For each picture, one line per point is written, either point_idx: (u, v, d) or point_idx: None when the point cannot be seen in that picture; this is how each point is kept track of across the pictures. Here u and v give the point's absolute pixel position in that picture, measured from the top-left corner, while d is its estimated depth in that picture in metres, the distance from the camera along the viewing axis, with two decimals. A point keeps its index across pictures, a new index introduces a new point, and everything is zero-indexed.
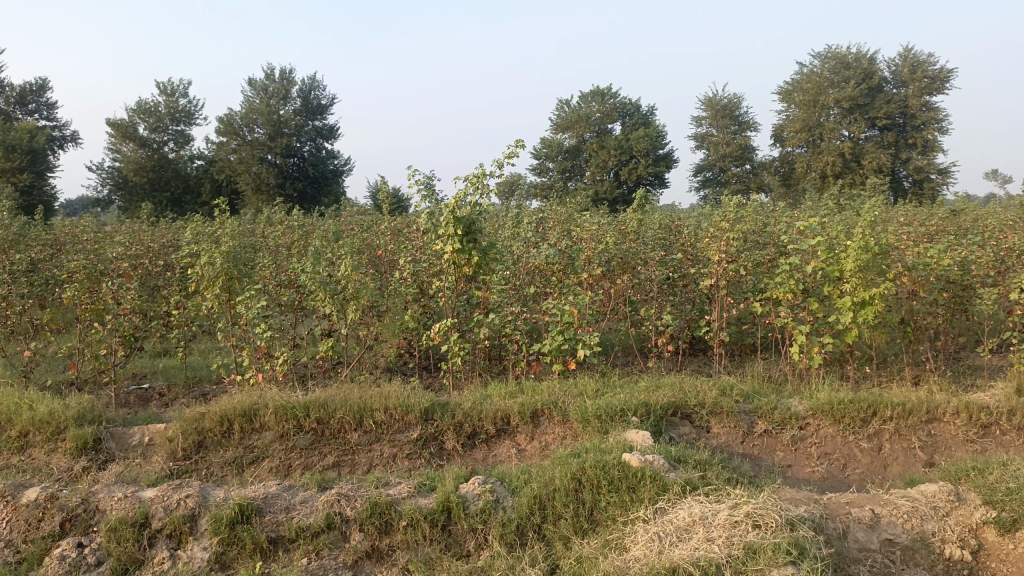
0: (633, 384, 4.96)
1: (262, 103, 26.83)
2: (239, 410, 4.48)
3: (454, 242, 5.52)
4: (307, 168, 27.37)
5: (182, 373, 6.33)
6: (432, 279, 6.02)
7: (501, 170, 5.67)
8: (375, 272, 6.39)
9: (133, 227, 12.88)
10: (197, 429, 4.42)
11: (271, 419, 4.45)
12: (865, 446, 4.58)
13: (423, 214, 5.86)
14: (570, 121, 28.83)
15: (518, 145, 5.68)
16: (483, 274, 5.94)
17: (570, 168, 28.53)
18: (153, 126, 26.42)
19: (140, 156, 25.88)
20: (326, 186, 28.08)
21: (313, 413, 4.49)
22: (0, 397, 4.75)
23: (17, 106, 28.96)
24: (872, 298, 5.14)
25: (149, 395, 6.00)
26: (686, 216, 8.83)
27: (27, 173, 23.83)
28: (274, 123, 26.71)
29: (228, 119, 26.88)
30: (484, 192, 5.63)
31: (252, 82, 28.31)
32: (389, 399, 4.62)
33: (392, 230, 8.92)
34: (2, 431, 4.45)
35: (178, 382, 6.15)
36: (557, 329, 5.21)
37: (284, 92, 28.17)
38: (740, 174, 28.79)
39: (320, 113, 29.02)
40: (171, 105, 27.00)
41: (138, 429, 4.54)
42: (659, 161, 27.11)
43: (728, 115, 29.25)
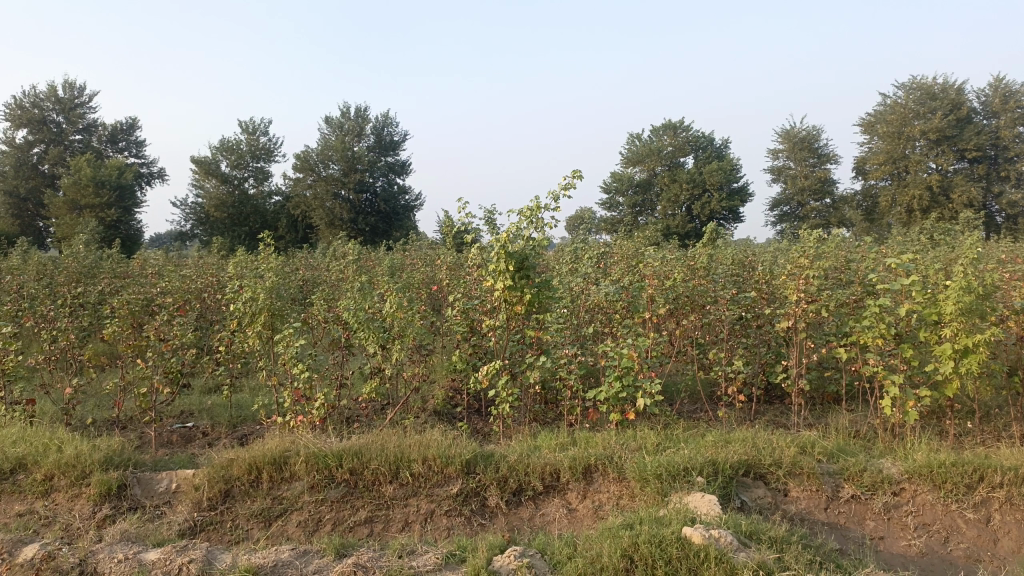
0: (699, 439, 4.45)
1: (337, 140, 27.40)
2: (269, 457, 4.20)
3: (505, 278, 5.16)
4: (380, 203, 27.61)
5: (227, 412, 6.14)
6: (483, 317, 5.67)
7: (557, 202, 5.29)
8: (426, 309, 6.09)
9: (202, 260, 13.06)
10: (224, 477, 4.16)
11: (301, 468, 4.15)
12: (970, 516, 3.90)
13: (474, 249, 5.53)
14: (640, 154, 28.42)
15: (575, 175, 5.29)
16: (537, 312, 5.56)
17: (641, 203, 27.99)
18: (234, 163, 27.28)
19: (221, 192, 26.70)
20: (398, 220, 28.20)
21: (346, 463, 4.17)
22: (34, 437, 4.62)
23: (110, 145, 30.48)
24: (977, 345, 4.50)
25: (192, 434, 5.82)
26: (761, 252, 8.24)
27: (116, 209, 24.84)
28: (348, 159, 27.18)
29: (304, 155, 27.56)
30: (539, 226, 5.26)
31: (328, 120, 29.01)
32: (429, 449, 4.27)
33: (450, 264, 8.67)
34: (30, 472, 4.28)
35: (221, 422, 5.96)
36: (615, 374, 4.76)
37: (357, 129, 28.70)
38: (819, 208, 27.62)
39: (393, 149, 29.43)
40: (252, 143, 27.92)
41: (165, 475, 4.31)
42: (733, 195, 26.33)
43: (806, 148, 28.28)
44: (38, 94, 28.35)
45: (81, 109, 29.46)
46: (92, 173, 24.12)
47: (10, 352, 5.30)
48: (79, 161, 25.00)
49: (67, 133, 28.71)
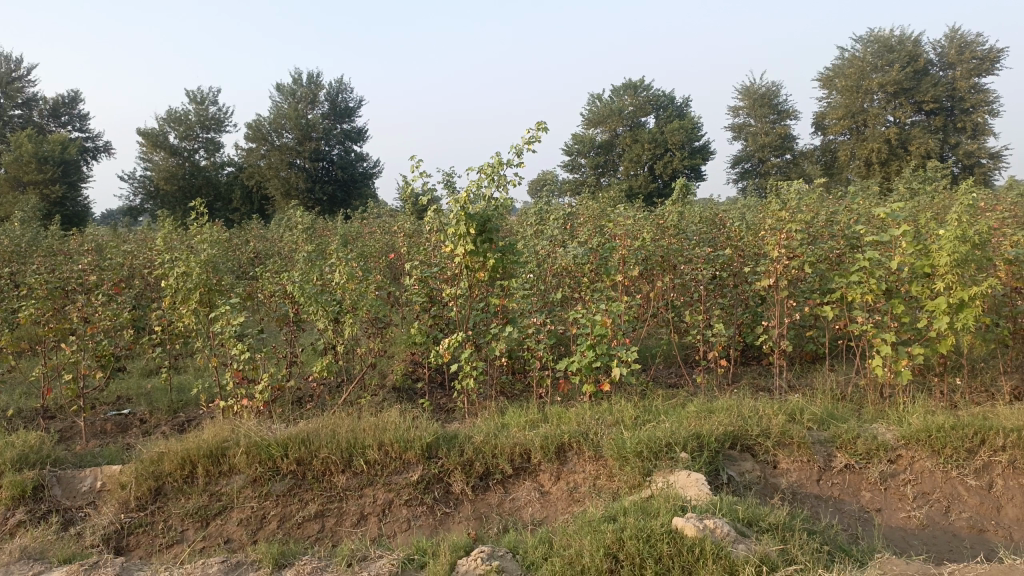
0: (679, 410, 4.11)
1: (290, 107, 26.38)
2: (205, 449, 3.75)
3: (465, 243, 4.71)
4: (338, 171, 26.75)
5: (167, 396, 5.66)
6: (442, 285, 5.23)
7: (520, 157, 4.84)
8: (380, 278, 5.63)
9: (147, 234, 12.33)
10: (154, 473, 3.70)
11: (241, 461, 3.70)
12: (971, 483, 3.65)
13: (431, 211, 5.07)
14: (602, 115, 27.99)
15: (540, 127, 4.84)
16: (500, 278, 5.14)
17: (603, 164, 27.55)
18: (183, 133, 26.14)
19: (171, 164, 25.59)
20: (357, 188, 27.38)
21: (292, 452, 3.73)
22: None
23: (50, 118, 29.01)
24: (972, 298, 4.22)
25: (129, 423, 5.34)
26: (731, 209, 7.88)
27: (60, 184, 23.64)
28: (302, 126, 26.20)
29: (256, 123, 26.54)
30: (501, 184, 4.82)
31: (280, 86, 27.93)
32: (384, 433, 3.86)
33: (407, 230, 8.19)
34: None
35: (160, 407, 5.49)
36: (587, 343, 4.37)
37: (311, 95, 27.67)
38: (780, 165, 27.47)
39: (349, 115, 28.46)
40: (201, 112, 26.80)
41: (90, 472, 3.82)
42: (695, 153, 26.08)
43: (767, 104, 28.07)
44: None
45: (18, 79, 27.84)
46: (34, 148, 22.86)
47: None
48: (17, 136, 23.68)
49: (4, 106, 27.20)
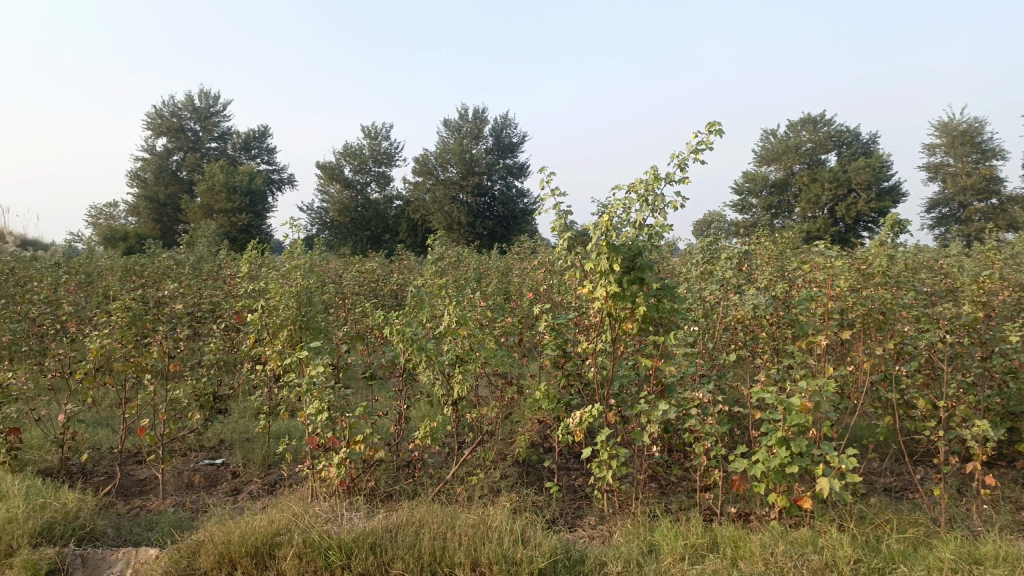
0: (922, 555, 2.72)
1: (455, 143, 26.55)
2: (249, 546, 2.84)
3: (609, 284, 3.59)
4: (497, 206, 26.33)
5: (264, 447, 4.93)
6: (580, 338, 4.12)
7: (684, 170, 3.70)
8: (507, 323, 4.62)
9: None
10: (186, 571, 2.83)
11: (291, 567, 2.75)
12: None
13: (569, 241, 3.98)
14: (777, 152, 25.89)
15: (713, 131, 3.71)
16: (655, 332, 3.94)
17: (776, 204, 25.29)
18: (357, 168, 27.07)
19: (345, 198, 26.55)
20: (517, 224, 26.58)
21: (358, 564, 2.74)
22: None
23: (242, 152, 31.11)
24: None
25: (218, 476, 4.63)
26: (955, 257, 6.20)
27: (246, 213, 24.85)
28: (466, 161, 26.21)
29: (423, 159, 27.03)
30: (658, 207, 3.67)
31: (448, 123, 28.25)
32: (483, 548, 2.78)
33: (550, 268, 7.20)
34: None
35: (254, 459, 4.76)
36: (777, 437, 3.06)
37: (477, 132, 27.60)
38: (986, 209, 23.96)
39: (512, 151, 28.11)
40: (373, 147, 27.62)
41: (120, 557, 3.00)
42: (884, 195, 23.28)
43: (970, 141, 24.77)
44: (177, 103, 29.18)
45: (218, 117, 30.10)
46: (225, 179, 24.27)
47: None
48: (211, 168, 25.32)
49: (203, 140, 29.41)
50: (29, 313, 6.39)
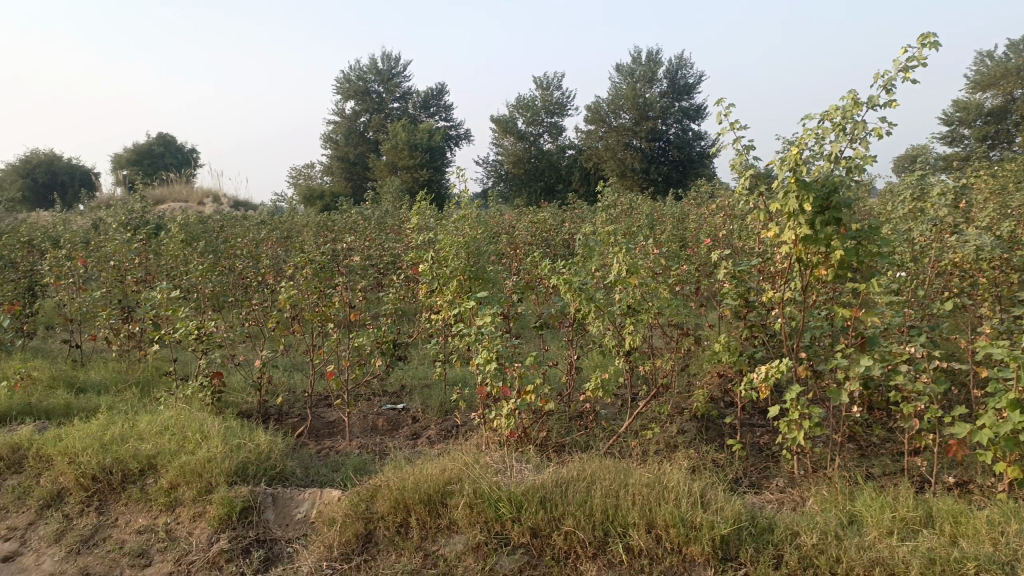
0: None
1: (627, 88, 25.74)
2: (423, 493, 2.87)
3: (800, 225, 3.20)
4: (672, 151, 25.32)
5: (441, 394, 5.04)
6: (765, 286, 3.75)
7: (891, 92, 3.19)
8: (683, 271, 4.33)
9: None
10: (365, 514, 2.90)
11: (462, 517, 2.74)
12: None
13: (752, 180, 3.61)
14: (998, 75, 22.66)
15: (926, 44, 3.15)
16: (853, 279, 3.50)
17: (995, 135, 22.26)
18: (529, 120, 27.13)
19: (518, 149, 26.81)
20: (693, 169, 25.47)
21: (528, 518, 2.67)
22: (178, 427, 3.74)
23: (422, 110, 32.18)
24: None
25: (399, 420, 4.80)
26: None
27: (427, 169, 25.78)
28: (639, 106, 25.34)
29: (595, 106, 26.53)
30: (857, 136, 3.21)
31: (620, 68, 27.43)
32: (659, 509, 2.60)
33: (730, 212, 6.73)
34: (149, 477, 3.37)
35: (432, 405, 4.87)
36: (1010, 400, 2.59)
37: (651, 74, 26.54)
38: None
39: (688, 92, 26.81)
40: (546, 97, 27.45)
41: (307, 496, 3.16)
42: None
43: None
44: (361, 66, 30.62)
45: (398, 77, 31.26)
46: (407, 137, 25.26)
47: (179, 317, 4.60)
48: (393, 127, 26.44)
49: (386, 101, 30.72)
50: (235, 267, 6.99)
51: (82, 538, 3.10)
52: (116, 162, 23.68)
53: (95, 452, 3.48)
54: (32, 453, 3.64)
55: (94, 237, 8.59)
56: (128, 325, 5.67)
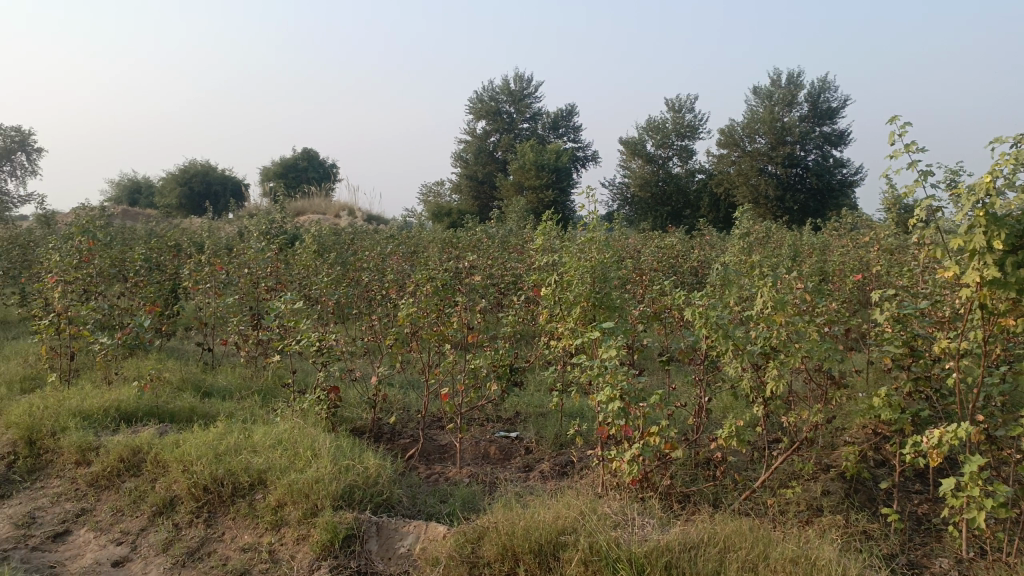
0: None
1: (765, 112, 24.68)
2: (534, 542, 2.63)
3: (986, 269, 2.74)
4: (811, 178, 23.97)
5: (557, 425, 4.80)
6: (935, 336, 3.27)
7: None
8: (833, 310, 3.89)
9: None
10: (471, 557, 2.69)
11: (574, 574, 2.48)
12: None
13: (925, 212, 3.15)
14: None
15: None
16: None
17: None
18: (659, 142, 26.57)
19: (646, 172, 26.33)
20: (833, 197, 24.05)
21: None
22: (290, 442, 3.76)
23: (550, 131, 32.26)
24: None
25: (512, 449, 4.59)
26: None
27: (552, 189, 25.76)
28: (777, 131, 24.24)
29: (729, 130, 25.61)
30: None
31: (759, 90, 26.39)
32: None
33: (885, 245, 6.11)
34: (258, 492, 3.40)
35: (547, 436, 4.64)
36: None
37: (791, 97, 25.33)
38: None
39: (831, 117, 25.40)
40: (678, 120, 26.82)
41: (412, 530, 2.99)
42: None
43: None
44: (494, 87, 31.13)
45: (530, 98, 31.52)
46: (534, 157, 25.39)
47: (301, 329, 4.65)
48: (522, 147, 26.61)
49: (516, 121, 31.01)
50: (360, 280, 7.08)
51: (189, 549, 3.18)
52: (264, 174, 25.19)
53: (208, 462, 3.54)
54: (151, 457, 3.79)
55: (235, 244, 9.03)
56: (256, 333, 5.84)
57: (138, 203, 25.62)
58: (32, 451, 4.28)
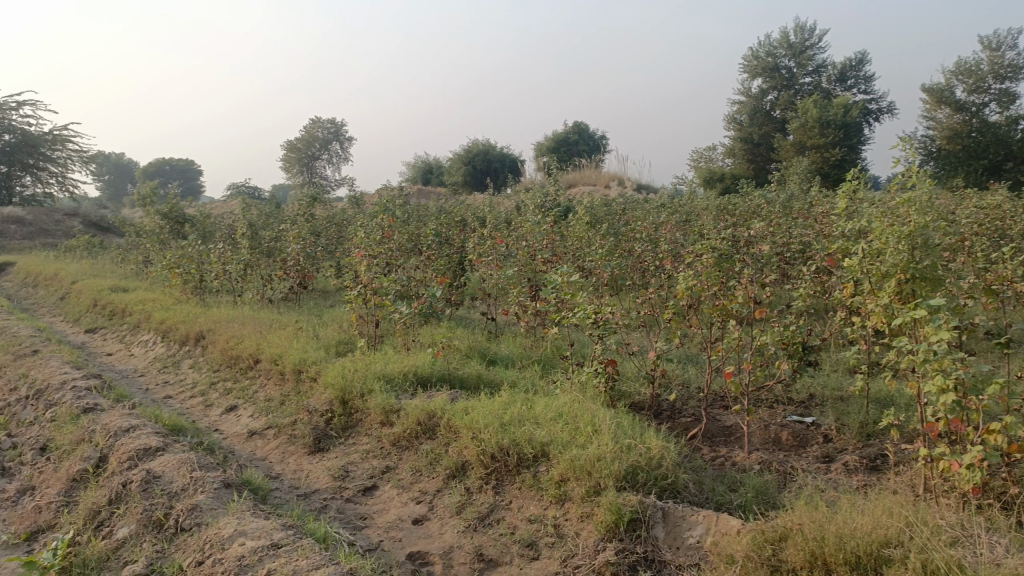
0: None
1: None
2: (849, 554, 2.28)
3: None
4: None
5: (860, 413, 4.24)
6: None
7: None
8: None
9: None
10: (771, 561, 2.42)
11: None
12: None
13: None
14: None
15: None
16: None
17: None
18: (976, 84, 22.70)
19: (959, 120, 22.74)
20: None
21: None
22: (571, 416, 3.73)
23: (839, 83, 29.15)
24: None
25: (807, 437, 4.14)
26: None
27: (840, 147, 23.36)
28: None
29: None
30: None
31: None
32: None
33: None
34: (542, 465, 3.42)
35: (849, 425, 4.11)
36: None
37: None
38: None
39: None
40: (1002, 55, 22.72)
41: (701, 519, 2.79)
42: None
43: None
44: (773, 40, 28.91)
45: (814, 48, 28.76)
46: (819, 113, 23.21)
47: (578, 302, 4.60)
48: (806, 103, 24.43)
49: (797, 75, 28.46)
50: (634, 250, 6.94)
51: (479, 515, 3.29)
52: (538, 149, 26.13)
53: (494, 432, 3.64)
54: (443, 422, 4.03)
55: (514, 218, 9.40)
56: (534, 304, 6.00)
57: (429, 182, 28.06)
58: (346, 410, 4.81)
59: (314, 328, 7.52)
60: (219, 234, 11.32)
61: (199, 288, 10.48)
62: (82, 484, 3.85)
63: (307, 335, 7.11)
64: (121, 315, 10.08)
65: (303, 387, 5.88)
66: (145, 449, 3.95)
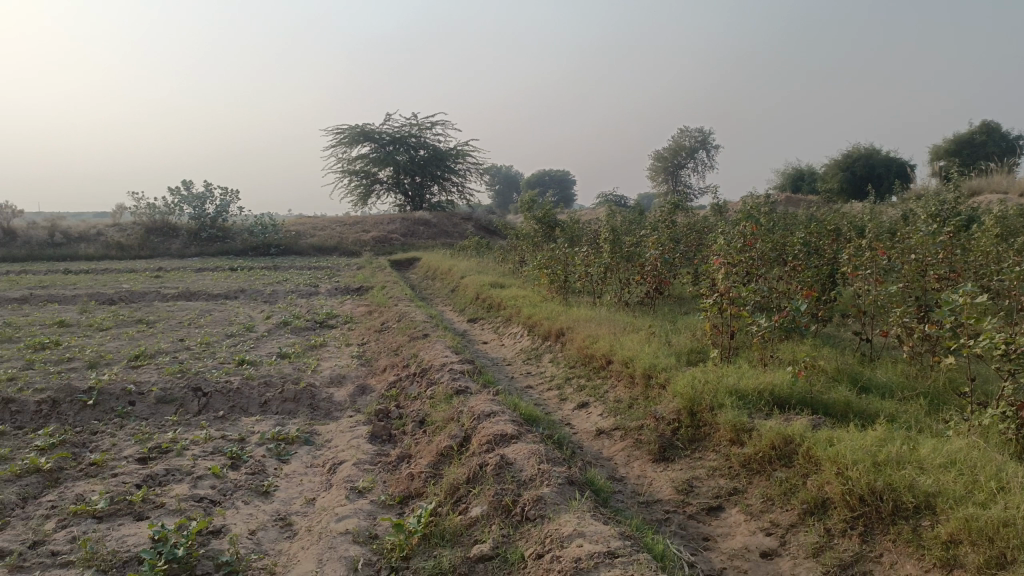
0: None
1: None
2: None
3: None
4: None
5: None
6: None
7: None
8: None
9: None
10: None
11: None
12: None
13: None
14: None
15: None
16: None
17: None
18: None
19: None
20: None
21: None
22: (965, 465, 3.56)
23: None
24: None
25: None
26: None
27: None
28: None
29: None
30: None
31: None
32: None
33: None
34: (923, 518, 3.38)
35: None
36: None
37: None
38: None
39: None
40: None
41: None
42: None
43: None
44: None
45: None
46: None
47: (982, 327, 3.78)
48: None
49: None
50: None
51: (841, 563, 3.46)
52: (934, 152, 22.92)
53: (864, 472, 3.70)
54: (803, 451, 4.24)
55: (899, 229, 8.29)
56: (922, 327, 5.17)
57: (800, 190, 26.41)
58: (694, 422, 5.22)
59: (666, 334, 7.47)
60: (585, 238, 11.97)
61: (563, 288, 11.20)
62: (448, 460, 4.25)
63: (658, 340, 7.10)
64: (497, 308, 11.20)
65: (651, 392, 5.90)
66: (501, 435, 4.15)
